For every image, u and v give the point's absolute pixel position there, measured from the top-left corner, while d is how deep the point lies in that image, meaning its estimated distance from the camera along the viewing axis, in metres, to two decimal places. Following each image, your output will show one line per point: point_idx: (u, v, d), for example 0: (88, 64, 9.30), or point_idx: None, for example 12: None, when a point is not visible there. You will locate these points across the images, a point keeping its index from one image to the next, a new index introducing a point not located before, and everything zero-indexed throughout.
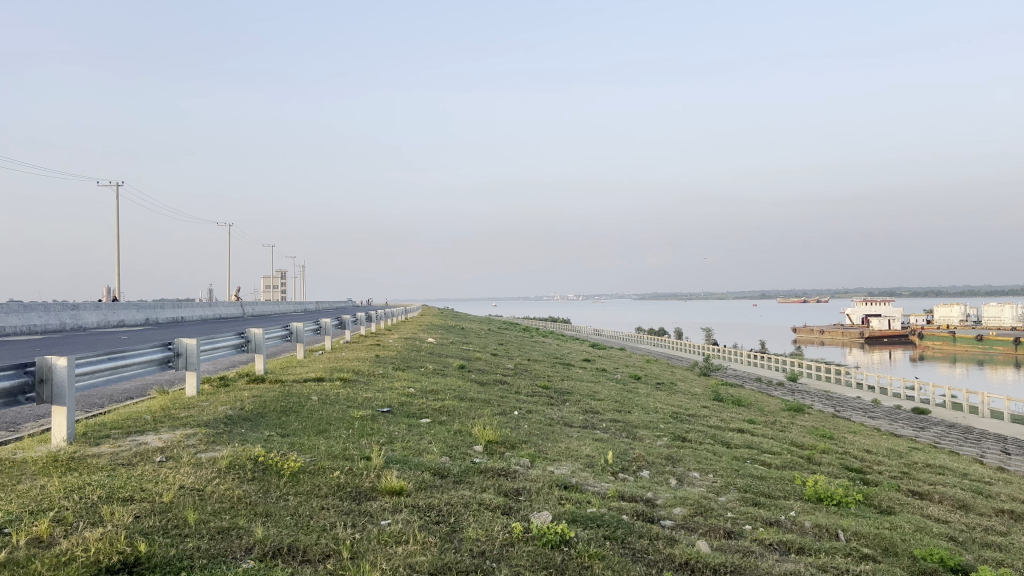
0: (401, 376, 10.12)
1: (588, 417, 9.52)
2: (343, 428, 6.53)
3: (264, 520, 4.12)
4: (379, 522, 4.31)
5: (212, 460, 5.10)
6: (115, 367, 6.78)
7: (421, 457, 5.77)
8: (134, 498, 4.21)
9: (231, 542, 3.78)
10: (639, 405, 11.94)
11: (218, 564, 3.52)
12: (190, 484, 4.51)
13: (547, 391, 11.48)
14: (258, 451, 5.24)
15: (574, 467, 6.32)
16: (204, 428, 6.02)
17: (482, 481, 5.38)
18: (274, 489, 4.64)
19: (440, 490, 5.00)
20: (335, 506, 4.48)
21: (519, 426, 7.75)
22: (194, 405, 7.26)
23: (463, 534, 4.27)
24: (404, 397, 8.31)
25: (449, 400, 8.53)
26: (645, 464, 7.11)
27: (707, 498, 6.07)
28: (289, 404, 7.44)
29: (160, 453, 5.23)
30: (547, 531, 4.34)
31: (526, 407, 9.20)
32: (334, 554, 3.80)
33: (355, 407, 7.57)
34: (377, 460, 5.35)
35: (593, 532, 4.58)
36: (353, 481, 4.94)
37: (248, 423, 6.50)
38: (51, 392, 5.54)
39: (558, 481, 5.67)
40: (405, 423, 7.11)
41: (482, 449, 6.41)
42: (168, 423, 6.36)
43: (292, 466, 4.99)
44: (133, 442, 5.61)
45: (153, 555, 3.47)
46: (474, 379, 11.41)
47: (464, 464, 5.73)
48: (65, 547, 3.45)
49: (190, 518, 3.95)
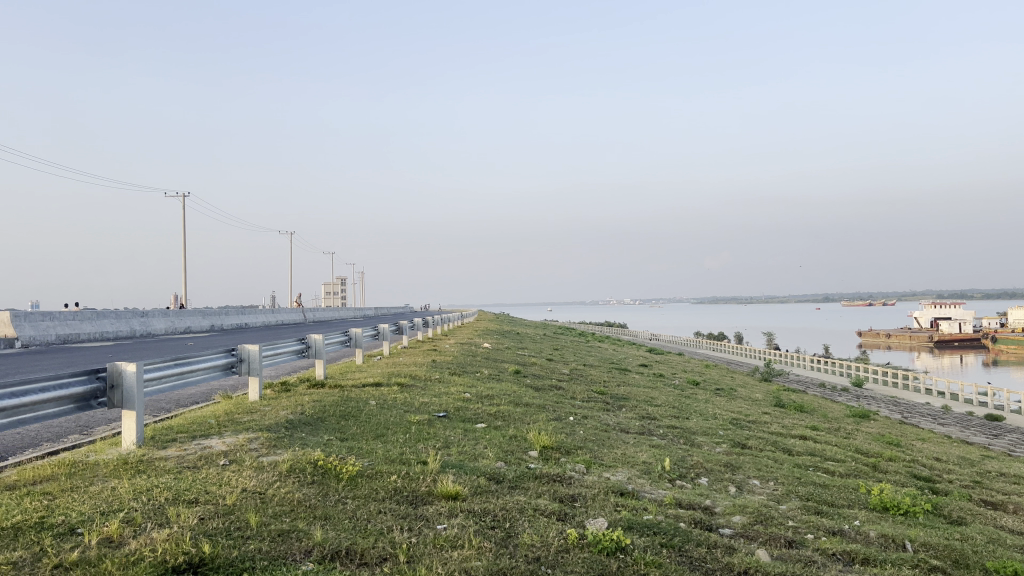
0: (457, 381, 10.20)
1: (646, 423, 9.43)
2: (400, 432, 6.61)
3: (323, 524, 4.19)
4: (435, 526, 4.34)
5: (273, 464, 5.22)
6: (181, 372, 6.99)
7: (477, 462, 5.81)
8: (199, 500, 4.33)
9: (292, 544, 3.86)
10: (697, 411, 11.78)
11: (279, 565, 3.60)
12: (252, 487, 4.63)
13: (603, 396, 11.42)
14: (318, 455, 5.34)
15: (631, 474, 6.27)
16: (266, 432, 6.16)
17: (538, 487, 5.39)
18: (333, 492, 4.73)
19: (496, 495, 5.02)
20: (392, 510, 4.53)
21: (575, 432, 7.71)
22: (256, 409, 7.44)
23: (518, 539, 4.28)
24: (460, 402, 8.37)
25: (504, 405, 8.57)
26: (703, 472, 7.02)
27: (768, 506, 5.96)
28: (348, 409, 7.56)
29: (224, 457, 5.38)
30: (603, 538, 4.32)
31: (582, 413, 9.17)
32: (391, 557, 3.85)
33: (412, 411, 7.66)
34: (434, 464, 5.40)
35: (650, 540, 4.54)
36: (410, 485, 5.00)
37: (308, 427, 6.63)
38: (121, 397, 5.73)
39: (615, 488, 5.63)
40: (461, 428, 7.15)
41: (538, 454, 6.42)
42: (231, 427, 6.52)
43: (350, 470, 5.07)
44: (198, 445, 5.77)
45: (216, 555, 3.57)
46: (529, 384, 11.43)
47: (520, 470, 5.74)
48: (134, 547, 3.57)
49: (252, 521, 4.05)
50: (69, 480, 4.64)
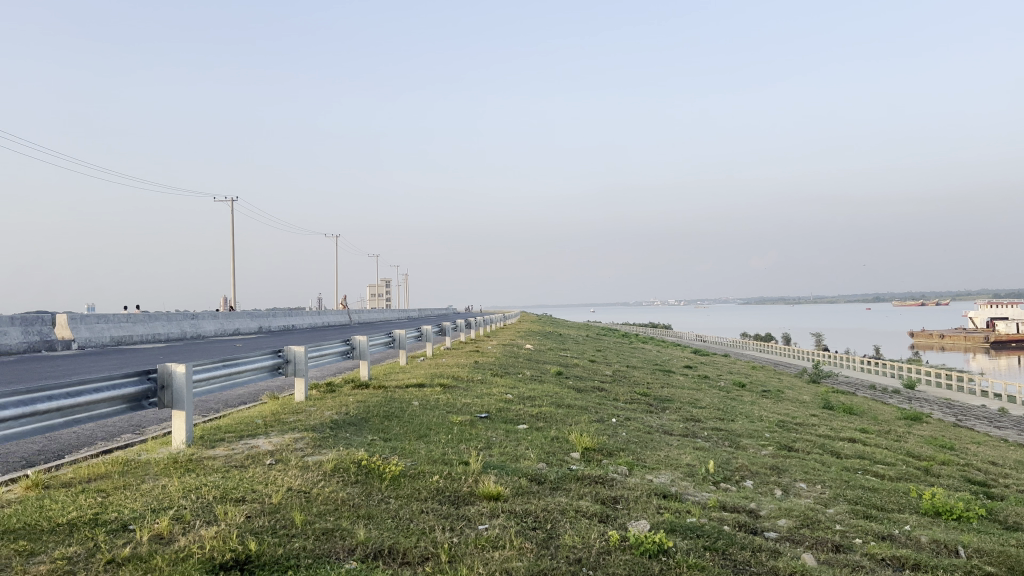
0: (500, 383, 10.23)
1: (690, 425, 9.36)
2: (443, 433, 6.67)
3: (366, 522, 4.24)
4: (476, 527, 4.36)
5: (318, 463, 5.30)
6: (229, 373, 7.14)
7: (519, 463, 5.83)
8: (246, 499, 4.42)
9: (335, 543, 3.91)
10: (742, 413, 11.62)
11: (323, 564, 3.65)
12: (297, 486, 4.70)
13: (646, 398, 11.34)
14: (361, 455, 5.41)
15: (674, 476, 6.22)
16: (311, 433, 6.25)
17: (580, 488, 5.37)
18: (376, 491, 4.79)
19: (538, 496, 5.02)
20: (434, 510, 4.57)
21: (617, 434, 7.68)
22: (302, 410, 7.56)
23: (560, 540, 4.28)
24: (502, 403, 8.40)
25: (546, 406, 8.57)
26: (749, 474, 6.92)
27: (815, 510, 5.85)
28: (392, 409, 7.65)
29: (271, 456, 5.48)
30: (644, 540, 4.29)
31: (625, 415, 9.13)
32: (433, 557, 3.88)
33: (454, 412, 7.71)
34: (475, 464, 5.43)
35: (693, 542, 4.50)
36: (452, 486, 5.03)
37: (352, 427, 6.71)
38: (171, 397, 5.87)
39: (657, 490, 5.59)
40: (503, 429, 7.18)
41: (580, 455, 6.40)
42: (277, 427, 6.65)
43: (393, 470, 5.12)
44: (245, 445, 5.88)
45: (262, 553, 3.64)
46: (572, 386, 11.41)
47: (562, 472, 5.73)
48: (183, 544, 3.66)
49: (298, 519, 4.12)
50: (121, 479, 4.77)
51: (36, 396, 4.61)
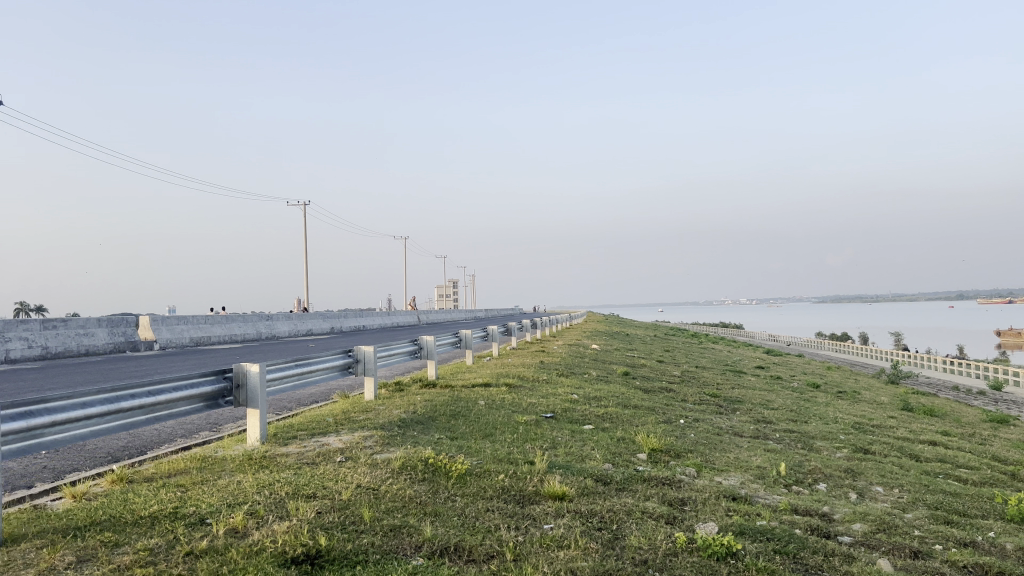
0: (566, 383, 10.20)
1: (760, 426, 9.16)
2: (509, 432, 6.70)
3: (433, 520, 4.30)
4: (542, 526, 4.37)
5: (386, 461, 5.39)
6: (302, 372, 7.32)
7: (584, 463, 5.82)
8: (316, 494, 4.53)
9: (402, 539, 3.98)
10: (816, 415, 11.31)
11: (390, 560, 3.71)
12: (366, 484, 4.79)
13: (715, 399, 11.14)
14: (428, 453, 5.48)
15: (744, 478, 6.10)
16: (380, 431, 6.37)
17: (646, 489, 5.32)
18: (443, 489, 4.84)
19: (603, 496, 5.01)
20: (499, 508, 4.60)
21: (685, 435, 7.60)
22: (371, 408, 7.69)
23: (626, 541, 4.26)
24: (567, 404, 8.38)
25: (613, 406, 8.52)
26: (822, 478, 6.74)
27: (892, 514, 5.66)
28: (458, 408, 7.72)
29: (341, 453, 5.60)
30: (712, 542, 4.23)
31: (693, 415, 9.01)
32: (498, 555, 3.90)
33: (520, 412, 7.73)
34: (541, 464, 5.44)
35: (763, 546, 4.41)
36: (517, 485, 5.05)
37: (420, 426, 6.82)
38: (246, 396, 6.05)
39: (726, 492, 5.50)
40: (569, 429, 7.17)
41: (647, 457, 6.34)
42: (348, 425, 6.79)
43: (459, 468, 5.17)
44: (317, 442, 6.04)
45: (331, 548, 3.72)
46: (639, 386, 11.29)
47: (628, 472, 5.70)
48: (257, 538, 3.78)
49: (366, 516, 4.20)
50: (199, 474, 4.96)
51: (120, 394, 4.83)
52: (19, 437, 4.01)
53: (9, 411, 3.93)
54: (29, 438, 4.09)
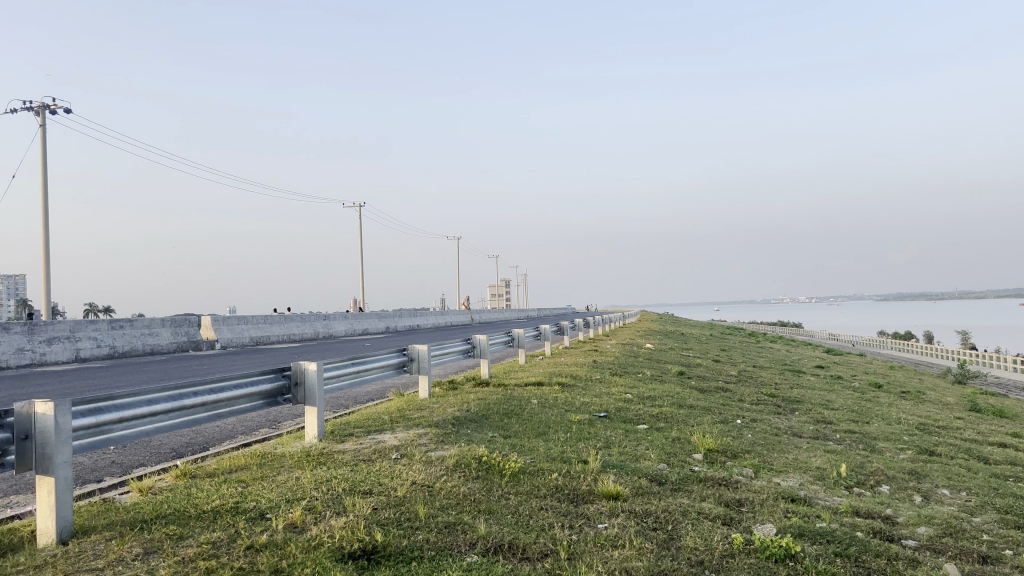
0: (619, 383, 10.12)
1: (820, 427, 8.96)
2: (562, 431, 6.68)
3: (487, 518, 4.32)
4: (596, 525, 4.36)
5: (441, 458, 5.44)
6: (357, 371, 7.40)
7: (639, 463, 5.76)
8: (372, 491, 4.60)
9: (457, 536, 4.00)
10: (879, 415, 11.00)
11: (445, 556, 3.74)
12: (422, 481, 4.84)
13: (773, 399, 10.92)
14: (481, 451, 5.51)
15: (802, 479, 5.97)
16: (434, 429, 6.41)
17: (702, 490, 5.26)
18: (497, 487, 4.86)
19: (658, 497, 4.96)
20: (553, 507, 4.60)
21: (742, 435, 7.47)
22: (425, 407, 7.76)
23: (682, 542, 4.21)
24: (622, 403, 8.32)
25: (667, 406, 8.44)
26: (885, 479, 6.56)
27: (959, 518, 5.48)
28: (512, 407, 7.74)
29: (396, 451, 5.66)
30: (771, 543, 4.15)
31: (750, 415, 8.86)
32: (553, 554, 3.90)
33: (573, 411, 7.70)
34: (594, 463, 5.42)
35: (823, 548, 4.32)
36: (571, 484, 5.04)
37: (473, 424, 6.85)
38: (304, 393, 6.16)
39: (785, 494, 5.39)
40: (623, 428, 7.12)
41: (703, 457, 6.26)
42: (403, 423, 6.85)
43: (513, 466, 5.18)
44: (373, 440, 6.12)
45: (387, 544, 3.77)
46: (694, 386, 11.14)
47: (684, 472, 5.64)
48: (315, 533, 3.85)
49: (421, 512, 4.25)
50: (260, 470, 5.07)
51: (183, 391, 4.97)
52: (88, 432, 4.14)
53: (78, 407, 4.07)
54: (98, 433, 4.23)
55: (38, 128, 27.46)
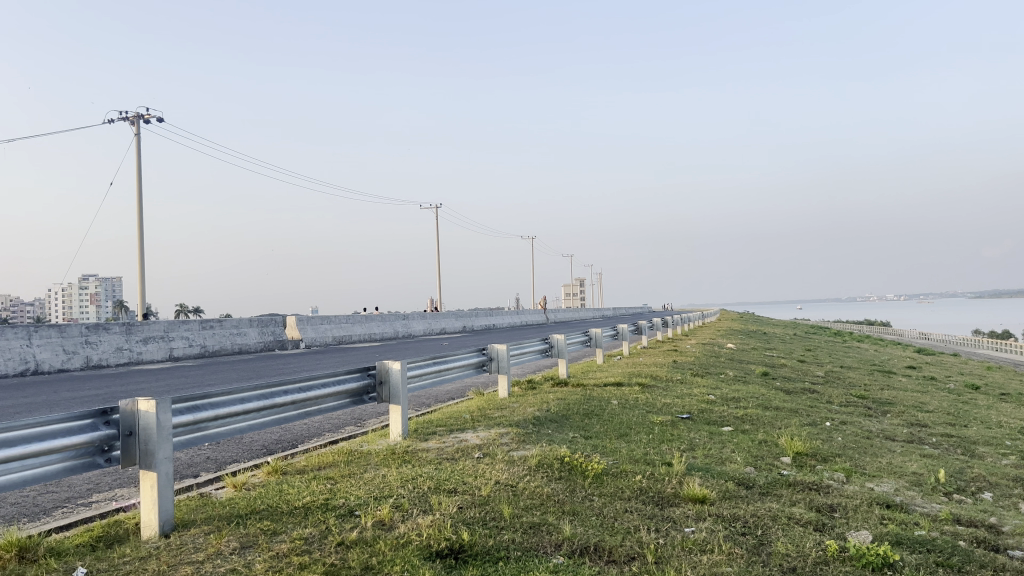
0: (701, 383, 9.94)
1: (915, 431, 8.59)
2: (644, 433, 6.59)
3: (572, 519, 4.29)
4: (683, 529, 4.28)
5: (523, 458, 5.43)
6: (438, 370, 7.48)
7: (725, 466, 5.65)
8: (457, 489, 4.63)
9: (543, 537, 3.99)
10: (979, 419, 10.49)
11: (532, 557, 3.73)
12: (505, 480, 4.85)
13: (864, 401, 10.54)
14: (564, 452, 5.48)
15: (898, 485, 5.74)
16: (515, 428, 6.42)
17: (792, 494, 5.11)
18: (580, 488, 4.83)
19: (746, 501, 4.84)
20: (638, 510, 4.53)
21: (832, 438, 7.23)
22: (505, 406, 7.79)
23: (772, 547, 4.10)
24: (704, 405, 8.17)
25: (752, 408, 8.23)
26: (987, 486, 6.25)
27: None
28: (592, 407, 7.68)
29: (479, 450, 5.70)
30: (867, 551, 4.00)
31: (840, 418, 8.55)
32: (639, 557, 3.85)
33: (654, 412, 7.60)
34: (679, 466, 5.33)
35: (922, 558, 4.14)
36: (656, 486, 4.97)
37: (554, 424, 6.84)
38: (388, 392, 6.27)
39: (879, 500, 5.19)
40: (706, 430, 6.99)
41: (791, 460, 6.08)
42: (484, 422, 6.88)
43: (595, 467, 5.14)
44: (455, 438, 6.17)
45: (474, 543, 3.79)
46: (779, 387, 10.85)
47: (772, 476, 5.49)
48: (403, 531, 3.90)
49: (506, 512, 4.26)
50: (347, 467, 5.17)
51: (274, 390, 5.11)
52: (187, 429, 4.30)
53: (177, 405, 4.23)
54: (196, 430, 4.39)
55: (134, 137, 28.73)
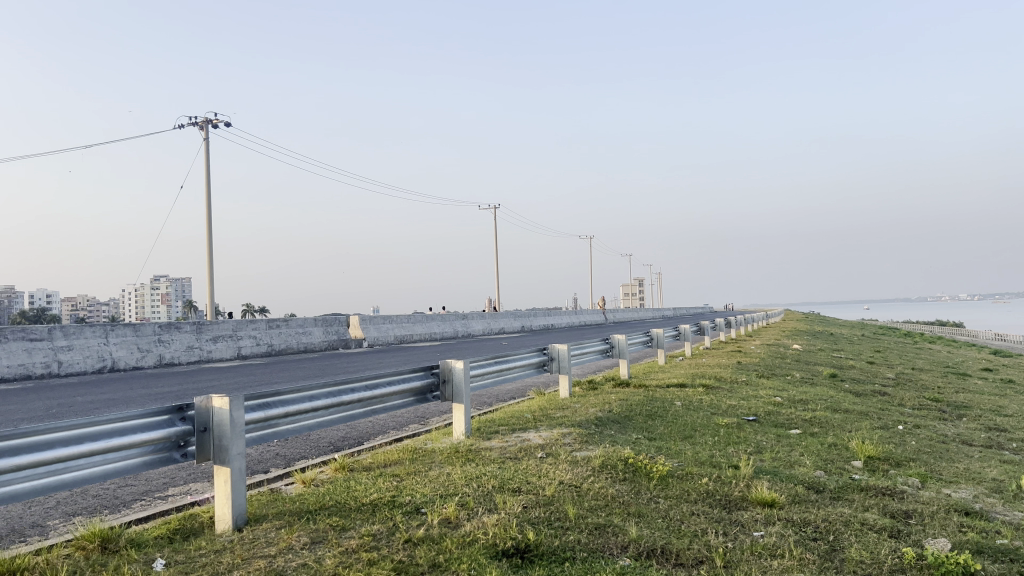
0: (767, 385, 9.74)
1: (993, 435, 8.27)
2: (709, 435, 6.49)
3: (637, 521, 4.26)
4: (751, 533, 4.20)
5: (587, 459, 5.41)
6: (500, 369, 7.51)
7: (794, 469, 5.52)
8: (521, 489, 4.63)
9: (608, 538, 3.97)
10: None
11: (598, 559, 3.71)
12: (569, 481, 4.83)
13: (938, 404, 10.19)
14: (628, 453, 5.44)
15: (977, 492, 5.53)
16: (578, 429, 6.40)
17: (864, 499, 4.97)
18: (645, 490, 4.78)
19: (817, 505, 4.73)
20: (705, 513, 4.46)
21: (905, 442, 7.01)
22: (567, 406, 7.77)
23: (845, 554, 3.99)
24: (771, 407, 8.02)
25: (821, 410, 8.04)
26: None
27: None
28: (655, 408, 7.61)
29: (542, 450, 5.69)
30: (946, 559, 3.86)
31: (913, 422, 8.28)
32: (708, 561, 3.79)
33: (720, 414, 7.49)
34: (746, 469, 5.24)
35: (1004, 567, 3.97)
36: (723, 489, 4.89)
37: (617, 425, 6.79)
38: (452, 391, 6.32)
39: (958, 506, 5.01)
40: (774, 433, 6.86)
41: (863, 465, 5.91)
42: (546, 422, 6.88)
43: (660, 469, 5.09)
44: (518, 438, 6.18)
45: (540, 543, 3.78)
46: (848, 389, 10.57)
47: (843, 480, 5.35)
48: (469, 529, 3.92)
49: (571, 513, 4.24)
50: (412, 465, 5.22)
51: (342, 388, 5.20)
52: (258, 426, 4.40)
53: (249, 403, 4.33)
54: (267, 427, 4.48)
55: (204, 142, 29.65)
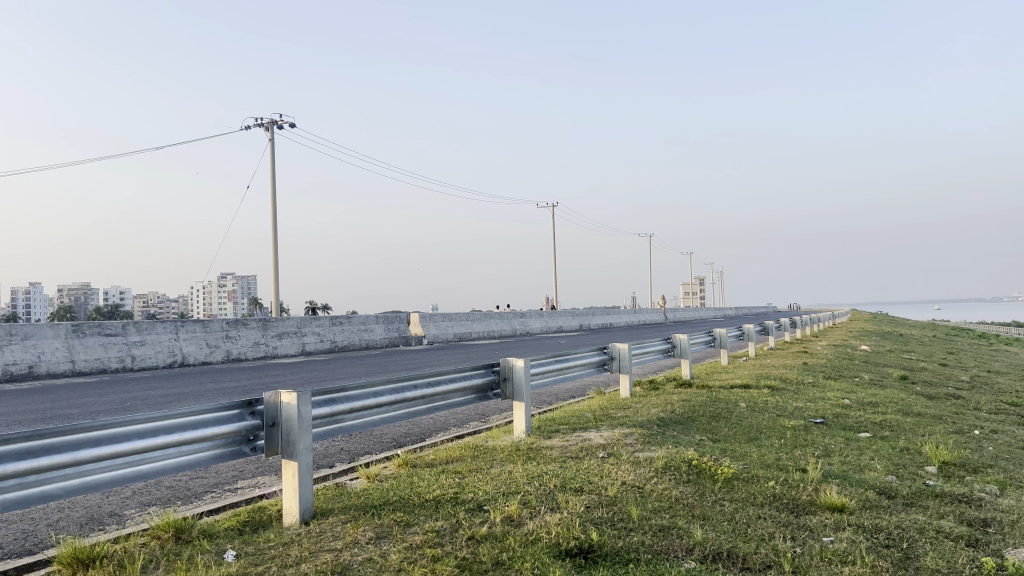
0: (834, 387, 9.49)
1: None
2: (775, 437, 6.36)
3: (702, 523, 4.19)
4: (821, 538, 4.09)
5: (649, 460, 5.35)
6: (560, 368, 7.49)
7: (863, 474, 5.37)
8: (583, 489, 4.60)
9: (673, 541, 3.92)
10: None
11: (662, 560, 3.66)
12: (631, 481, 4.79)
13: (1017, 408, 9.78)
14: (691, 454, 5.36)
15: None
16: (640, 429, 6.33)
17: (939, 506, 4.79)
18: (709, 492, 4.71)
19: (889, 511, 4.58)
20: (773, 517, 4.37)
21: (983, 448, 6.75)
22: (628, 406, 7.71)
23: (920, 562, 3.85)
24: (839, 409, 7.81)
25: (892, 413, 7.79)
26: None
27: None
28: (718, 410, 7.48)
29: (604, 449, 5.65)
30: None
31: (990, 427, 7.96)
32: (775, 566, 3.70)
33: (785, 416, 7.33)
34: (815, 472, 5.10)
35: None
36: (790, 493, 4.78)
37: (679, 426, 6.70)
38: (512, 389, 6.33)
39: None
40: (843, 436, 6.67)
41: (937, 470, 5.71)
42: (607, 422, 6.82)
43: (725, 472, 5.01)
44: (579, 437, 6.16)
45: (603, 544, 3.75)
46: (920, 392, 10.23)
47: (917, 486, 5.17)
48: (532, 528, 3.92)
49: (634, 514, 4.20)
50: (474, 462, 5.25)
51: (405, 385, 5.25)
52: (324, 421, 4.48)
53: (316, 398, 4.41)
54: (332, 422, 4.56)
55: (269, 142, 30.35)
